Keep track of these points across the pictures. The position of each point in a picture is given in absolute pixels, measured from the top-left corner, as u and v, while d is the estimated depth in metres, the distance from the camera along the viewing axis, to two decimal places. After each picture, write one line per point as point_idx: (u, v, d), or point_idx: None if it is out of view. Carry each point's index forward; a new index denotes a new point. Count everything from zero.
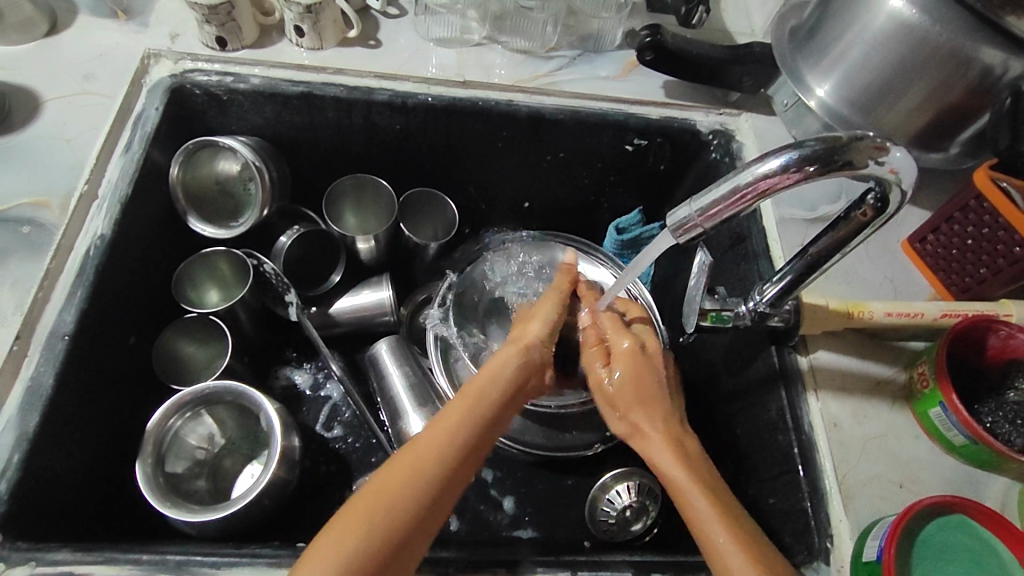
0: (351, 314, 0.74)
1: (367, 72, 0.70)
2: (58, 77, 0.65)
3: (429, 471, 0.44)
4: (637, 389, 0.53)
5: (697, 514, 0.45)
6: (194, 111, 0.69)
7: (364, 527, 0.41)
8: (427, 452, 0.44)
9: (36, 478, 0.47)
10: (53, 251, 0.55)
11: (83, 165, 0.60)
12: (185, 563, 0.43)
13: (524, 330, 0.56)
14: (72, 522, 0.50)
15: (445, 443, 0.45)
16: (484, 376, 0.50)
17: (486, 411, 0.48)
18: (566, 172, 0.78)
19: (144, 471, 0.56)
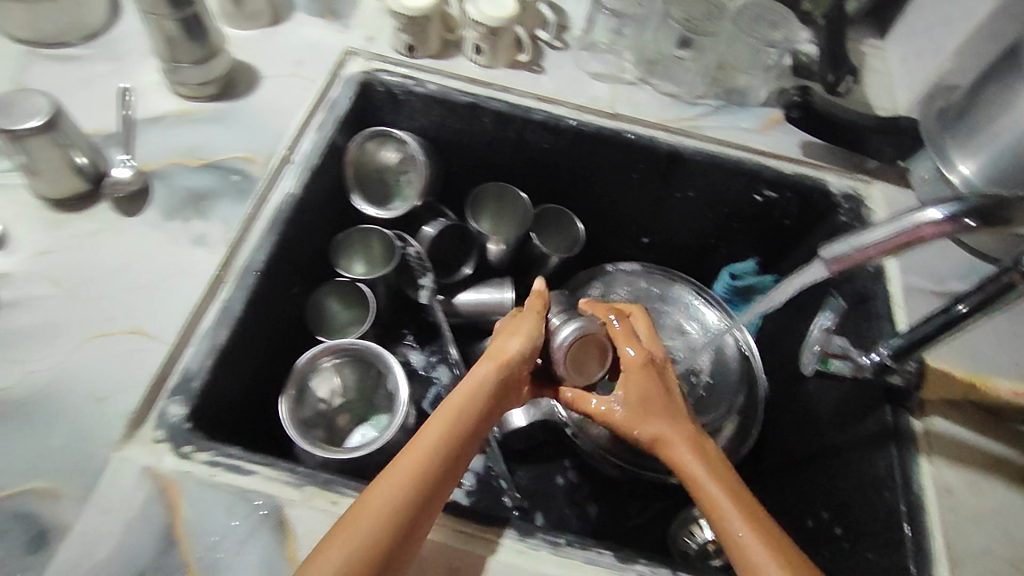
0: (472, 308, 0.80)
1: (529, 93, 0.77)
2: (275, 60, 0.76)
3: (417, 480, 0.46)
4: (644, 402, 0.57)
5: (728, 522, 0.48)
6: (375, 104, 0.79)
7: (375, 532, 0.43)
8: (417, 460, 0.47)
9: (214, 383, 0.55)
10: (256, 201, 0.64)
11: (284, 133, 0.70)
12: (333, 482, 0.50)
13: (493, 346, 0.57)
14: (234, 430, 0.58)
15: (431, 451, 0.48)
16: (462, 394, 0.52)
17: (468, 428, 0.50)
18: (691, 212, 0.82)
19: (287, 407, 0.63)
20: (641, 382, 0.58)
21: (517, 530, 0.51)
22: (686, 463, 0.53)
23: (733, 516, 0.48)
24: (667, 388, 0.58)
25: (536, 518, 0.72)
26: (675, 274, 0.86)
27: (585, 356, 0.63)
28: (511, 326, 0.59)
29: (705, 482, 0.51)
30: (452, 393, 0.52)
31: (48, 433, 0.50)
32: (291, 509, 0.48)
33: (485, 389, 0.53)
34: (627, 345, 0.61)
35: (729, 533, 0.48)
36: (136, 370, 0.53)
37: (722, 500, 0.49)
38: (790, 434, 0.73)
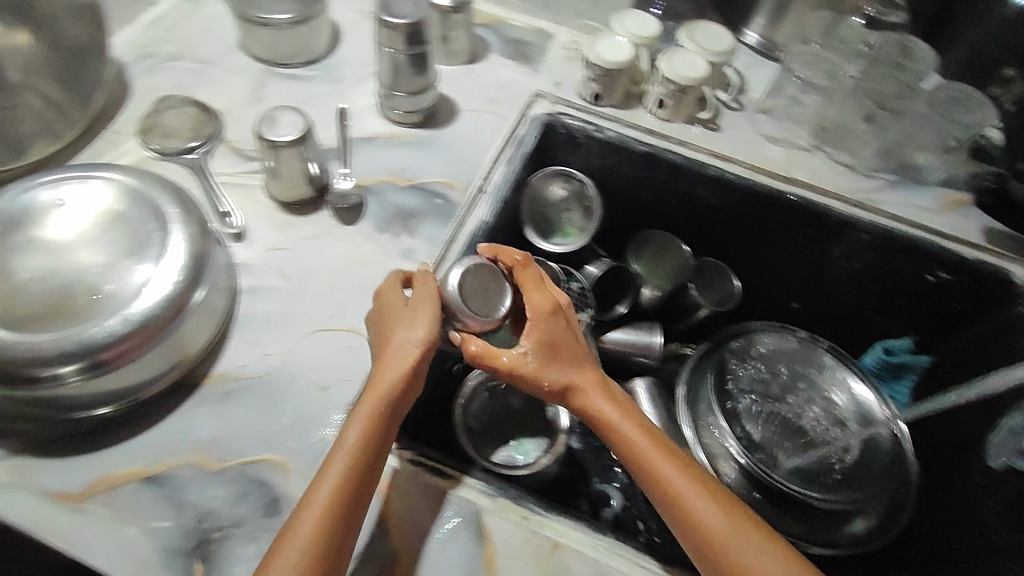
0: (620, 344, 0.82)
1: (705, 149, 0.81)
2: (472, 95, 0.83)
3: (348, 472, 0.49)
4: (554, 351, 0.58)
5: (681, 499, 0.53)
6: (553, 144, 0.84)
7: (326, 516, 0.47)
8: (344, 472, 0.49)
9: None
10: (456, 223, 0.70)
11: (479, 164, 0.76)
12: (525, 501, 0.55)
13: (401, 329, 0.56)
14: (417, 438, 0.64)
15: (339, 455, 0.50)
16: (374, 396, 0.53)
17: (372, 425, 0.51)
18: (852, 282, 0.82)
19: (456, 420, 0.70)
20: (555, 329, 0.59)
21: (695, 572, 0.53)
22: (622, 428, 0.57)
23: (699, 504, 0.52)
24: (573, 333, 0.60)
25: None
26: (826, 343, 0.85)
27: (484, 290, 0.60)
28: (387, 284, 0.60)
29: (648, 457, 0.55)
30: (376, 380, 0.54)
31: (279, 413, 0.57)
32: (489, 518, 0.54)
33: (405, 372, 0.54)
34: (537, 288, 0.62)
35: (692, 514, 0.52)
36: (352, 366, 0.60)
37: (671, 475, 0.54)
38: (957, 525, 0.70)
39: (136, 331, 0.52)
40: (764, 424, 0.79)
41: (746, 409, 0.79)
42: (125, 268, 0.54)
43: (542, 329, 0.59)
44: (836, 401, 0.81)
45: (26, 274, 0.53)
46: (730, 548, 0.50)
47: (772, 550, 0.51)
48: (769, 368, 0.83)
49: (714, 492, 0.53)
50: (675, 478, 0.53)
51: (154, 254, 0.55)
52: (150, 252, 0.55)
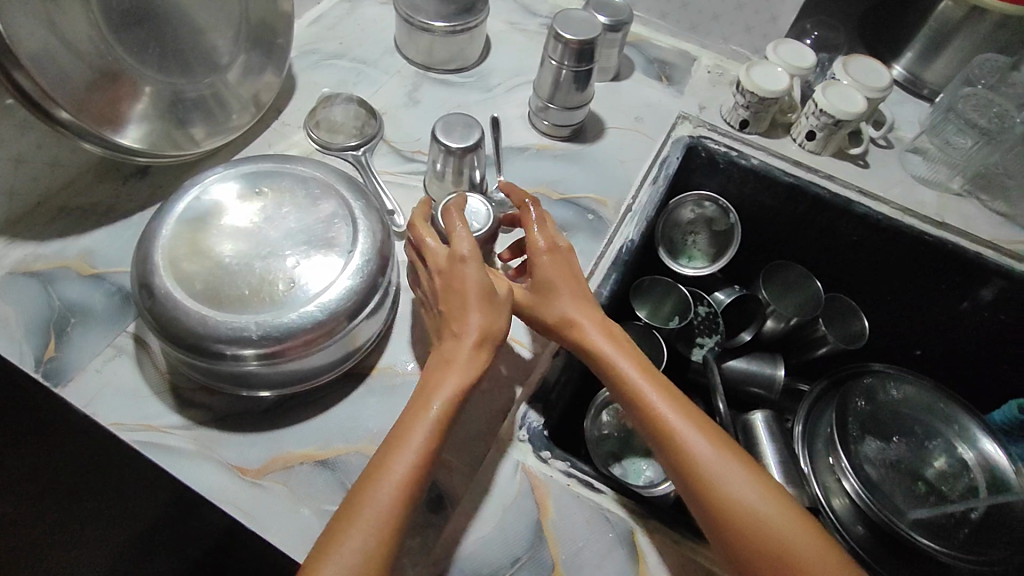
0: (739, 370, 0.82)
1: (853, 185, 0.80)
2: (618, 113, 0.84)
3: (411, 462, 0.44)
4: (554, 284, 0.57)
5: (687, 445, 0.50)
6: (692, 167, 0.84)
7: (393, 512, 0.43)
8: (407, 466, 0.44)
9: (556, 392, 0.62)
10: (606, 240, 0.71)
11: (627, 181, 0.76)
12: (675, 524, 0.54)
13: (473, 311, 0.50)
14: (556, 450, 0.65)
15: (401, 442, 0.45)
16: (443, 377, 0.48)
17: (436, 400, 0.47)
18: (994, 334, 0.80)
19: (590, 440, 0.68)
20: (557, 265, 0.58)
21: None
22: (614, 361, 0.55)
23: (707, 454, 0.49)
24: (573, 270, 0.59)
25: None
26: (951, 393, 0.84)
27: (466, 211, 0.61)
28: (462, 250, 0.52)
29: (652, 401, 0.52)
30: (441, 370, 0.49)
31: None
32: (643, 538, 0.53)
33: (468, 351, 0.49)
34: (539, 229, 0.60)
35: (693, 460, 0.50)
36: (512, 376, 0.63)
37: (672, 418, 0.51)
38: None
39: (326, 321, 0.53)
40: (890, 468, 0.76)
41: (872, 450, 0.77)
42: (318, 258, 0.55)
43: (552, 267, 0.58)
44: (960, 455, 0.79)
45: (226, 254, 0.55)
46: (735, 497, 0.48)
47: (779, 501, 0.48)
48: (893, 411, 0.81)
49: (716, 437, 0.51)
50: (675, 420, 0.51)
51: (346, 247, 0.56)
52: (342, 245, 0.56)
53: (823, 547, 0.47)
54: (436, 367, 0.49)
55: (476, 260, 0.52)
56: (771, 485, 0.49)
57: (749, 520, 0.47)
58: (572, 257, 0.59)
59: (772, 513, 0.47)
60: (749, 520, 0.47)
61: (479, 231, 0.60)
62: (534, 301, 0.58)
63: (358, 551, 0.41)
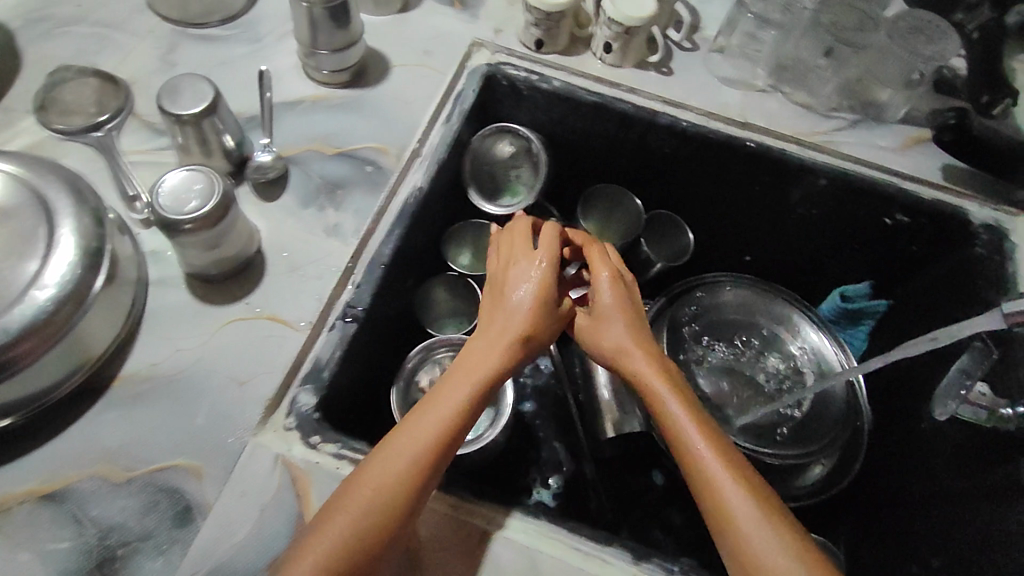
0: None
1: (655, 95, 0.76)
2: (405, 48, 0.76)
3: (420, 453, 0.48)
4: (613, 309, 0.60)
5: (706, 471, 0.49)
6: (496, 97, 0.79)
7: (397, 489, 0.46)
8: (410, 447, 0.48)
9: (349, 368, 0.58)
10: (387, 191, 0.65)
11: (415, 125, 0.71)
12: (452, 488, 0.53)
13: (525, 307, 0.57)
14: (359, 423, 0.62)
15: (416, 437, 0.48)
16: (469, 371, 0.53)
17: (459, 401, 0.51)
18: (810, 228, 0.80)
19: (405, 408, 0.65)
20: (620, 296, 0.61)
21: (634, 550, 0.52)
22: (657, 389, 0.55)
23: (726, 492, 0.48)
24: (630, 298, 0.62)
25: None
26: (784, 290, 0.84)
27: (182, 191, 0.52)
28: (521, 262, 0.61)
29: (684, 427, 0.52)
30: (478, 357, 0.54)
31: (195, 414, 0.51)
32: None
33: (506, 351, 0.55)
34: (597, 263, 0.64)
35: (711, 487, 0.49)
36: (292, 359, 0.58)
37: (696, 441, 0.51)
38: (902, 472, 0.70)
39: (21, 339, 0.46)
40: (719, 380, 0.79)
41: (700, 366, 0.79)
42: (9, 267, 0.48)
43: (614, 294, 0.61)
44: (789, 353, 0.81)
45: None
46: (747, 536, 0.46)
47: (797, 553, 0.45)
48: (723, 323, 0.83)
49: (743, 472, 0.49)
50: (702, 446, 0.50)
51: (42, 251, 0.49)
52: (36, 249, 0.49)
53: None
54: (463, 365, 0.54)
55: (532, 264, 0.60)
56: (793, 530, 0.46)
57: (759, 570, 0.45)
58: (635, 289, 0.63)
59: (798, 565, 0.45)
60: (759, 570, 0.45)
61: (211, 205, 0.52)
62: (603, 333, 0.60)
63: (360, 512, 0.45)
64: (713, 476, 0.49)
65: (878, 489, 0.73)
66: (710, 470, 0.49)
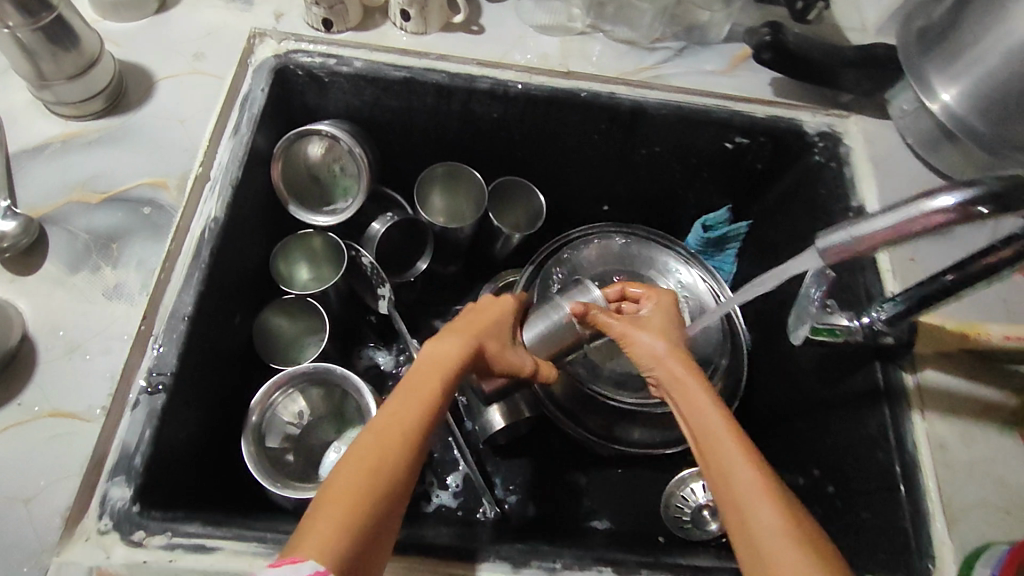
0: None
1: (469, 59, 0.69)
2: (168, 54, 0.66)
3: (383, 468, 0.45)
4: (661, 322, 0.59)
5: (730, 475, 0.45)
6: (295, 91, 0.70)
7: (359, 496, 0.43)
8: (377, 458, 0.45)
9: (176, 435, 0.54)
10: (174, 231, 0.58)
11: (197, 146, 0.62)
12: None
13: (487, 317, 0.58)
14: (206, 487, 0.58)
15: (384, 452, 0.45)
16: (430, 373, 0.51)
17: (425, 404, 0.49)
18: (658, 165, 0.77)
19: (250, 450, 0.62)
20: (661, 310, 0.60)
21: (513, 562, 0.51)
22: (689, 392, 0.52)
23: (758, 506, 0.43)
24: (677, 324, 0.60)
25: (530, 509, 0.73)
26: (650, 231, 0.83)
27: None
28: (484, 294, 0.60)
29: (723, 445, 0.47)
30: (445, 353, 0.53)
31: None
32: None
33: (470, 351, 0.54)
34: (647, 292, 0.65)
35: (730, 487, 0.44)
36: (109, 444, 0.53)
37: (721, 438, 0.47)
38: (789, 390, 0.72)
39: None
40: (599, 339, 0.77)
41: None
42: None
43: (660, 313, 0.60)
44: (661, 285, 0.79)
45: None
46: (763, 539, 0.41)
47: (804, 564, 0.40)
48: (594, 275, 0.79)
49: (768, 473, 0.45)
50: (728, 447, 0.46)
51: None
52: None
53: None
54: (427, 364, 0.52)
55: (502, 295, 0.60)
56: (802, 530, 0.41)
57: None
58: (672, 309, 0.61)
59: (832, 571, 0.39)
60: None
61: None
62: (630, 338, 0.58)
63: (327, 523, 0.42)
64: (750, 496, 0.43)
65: (762, 399, 0.76)
66: (748, 494, 0.43)
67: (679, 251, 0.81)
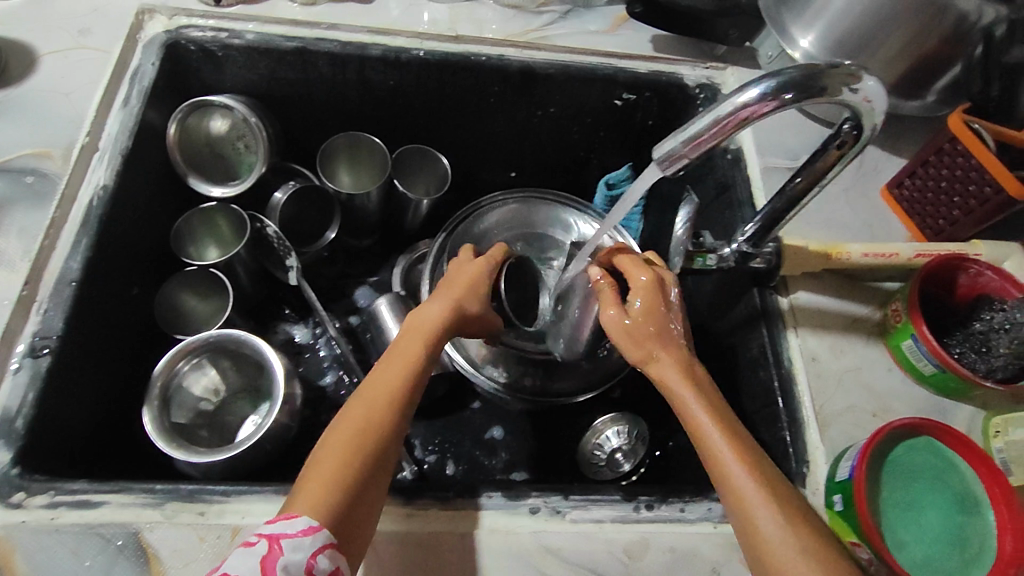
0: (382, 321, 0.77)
1: (360, 27, 0.71)
2: (53, 30, 0.66)
3: (376, 426, 0.48)
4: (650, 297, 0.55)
5: (695, 418, 0.49)
6: (189, 66, 0.70)
7: (351, 455, 0.46)
8: (367, 418, 0.49)
9: (62, 400, 0.54)
10: (59, 199, 0.58)
11: (83, 117, 0.62)
12: (198, 493, 0.49)
13: (458, 283, 0.62)
14: (92, 454, 0.58)
15: (373, 413, 0.49)
16: (417, 342, 0.55)
17: (407, 370, 0.52)
18: (556, 126, 0.80)
19: (151, 413, 0.62)
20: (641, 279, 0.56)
21: (404, 493, 0.50)
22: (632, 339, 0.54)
23: (734, 466, 0.46)
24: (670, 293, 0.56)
25: (448, 467, 0.76)
26: (559, 195, 0.85)
27: None
28: (468, 262, 0.65)
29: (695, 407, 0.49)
30: (428, 318, 0.57)
31: None
32: (152, 533, 0.47)
33: (452, 314, 0.58)
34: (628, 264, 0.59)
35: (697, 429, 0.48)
36: None
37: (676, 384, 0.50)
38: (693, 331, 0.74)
39: None
40: None
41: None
42: None
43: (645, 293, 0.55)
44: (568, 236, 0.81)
45: None
46: (730, 475, 0.46)
47: (766, 492, 0.44)
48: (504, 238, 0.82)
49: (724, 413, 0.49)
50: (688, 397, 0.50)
51: None
52: None
53: (802, 528, 0.43)
54: (410, 330, 0.56)
55: (477, 260, 0.65)
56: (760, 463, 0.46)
57: (764, 543, 0.43)
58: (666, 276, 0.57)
59: (795, 516, 0.43)
60: (764, 544, 0.43)
61: None
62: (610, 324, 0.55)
63: (323, 479, 0.45)
64: (724, 456, 0.46)
65: None
66: (722, 454, 0.46)
67: (586, 213, 0.84)
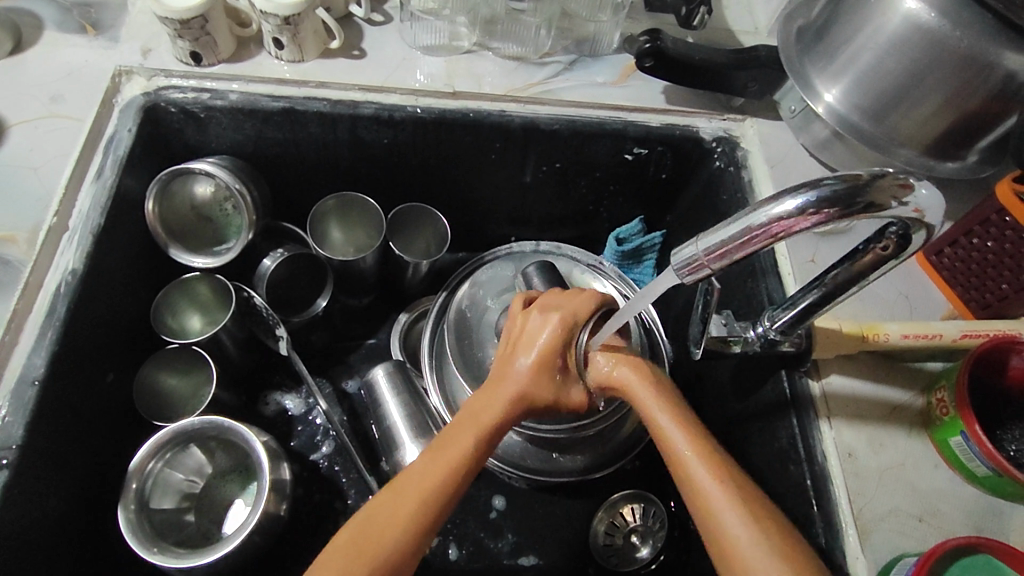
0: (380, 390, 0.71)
1: (351, 85, 0.67)
2: (24, 98, 0.62)
3: (403, 530, 0.42)
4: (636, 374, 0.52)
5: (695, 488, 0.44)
6: (170, 130, 0.66)
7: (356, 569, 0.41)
8: (389, 517, 0.43)
9: (29, 514, 0.50)
10: (23, 288, 0.54)
11: (52, 194, 0.58)
12: None
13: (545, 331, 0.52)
14: (59, 565, 0.53)
15: (409, 512, 0.43)
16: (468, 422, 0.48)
17: (454, 463, 0.46)
18: (562, 181, 0.75)
19: (127, 518, 0.56)
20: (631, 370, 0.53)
21: None
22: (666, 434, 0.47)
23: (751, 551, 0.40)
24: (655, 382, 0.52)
25: (451, 550, 0.70)
26: (584, 255, 0.77)
27: None
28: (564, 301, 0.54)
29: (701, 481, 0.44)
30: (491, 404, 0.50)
31: None
32: None
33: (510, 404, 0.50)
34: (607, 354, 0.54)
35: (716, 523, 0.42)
36: None
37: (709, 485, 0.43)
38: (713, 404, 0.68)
39: None
40: None
41: None
42: None
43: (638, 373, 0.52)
44: (533, 279, 0.70)
45: None
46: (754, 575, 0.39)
47: None
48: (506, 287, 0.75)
49: (769, 525, 0.41)
50: (725, 513, 0.42)
51: None
52: None
53: None
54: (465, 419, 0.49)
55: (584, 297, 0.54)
56: None
57: None
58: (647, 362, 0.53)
59: None
60: None
61: None
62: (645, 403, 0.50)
63: None
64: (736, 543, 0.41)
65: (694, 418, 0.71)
66: (735, 543, 0.41)
67: (608, 274, 0.75)
